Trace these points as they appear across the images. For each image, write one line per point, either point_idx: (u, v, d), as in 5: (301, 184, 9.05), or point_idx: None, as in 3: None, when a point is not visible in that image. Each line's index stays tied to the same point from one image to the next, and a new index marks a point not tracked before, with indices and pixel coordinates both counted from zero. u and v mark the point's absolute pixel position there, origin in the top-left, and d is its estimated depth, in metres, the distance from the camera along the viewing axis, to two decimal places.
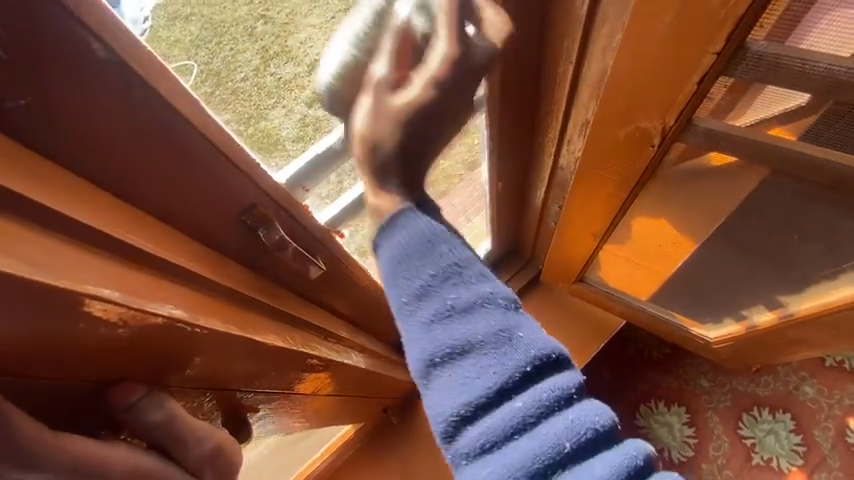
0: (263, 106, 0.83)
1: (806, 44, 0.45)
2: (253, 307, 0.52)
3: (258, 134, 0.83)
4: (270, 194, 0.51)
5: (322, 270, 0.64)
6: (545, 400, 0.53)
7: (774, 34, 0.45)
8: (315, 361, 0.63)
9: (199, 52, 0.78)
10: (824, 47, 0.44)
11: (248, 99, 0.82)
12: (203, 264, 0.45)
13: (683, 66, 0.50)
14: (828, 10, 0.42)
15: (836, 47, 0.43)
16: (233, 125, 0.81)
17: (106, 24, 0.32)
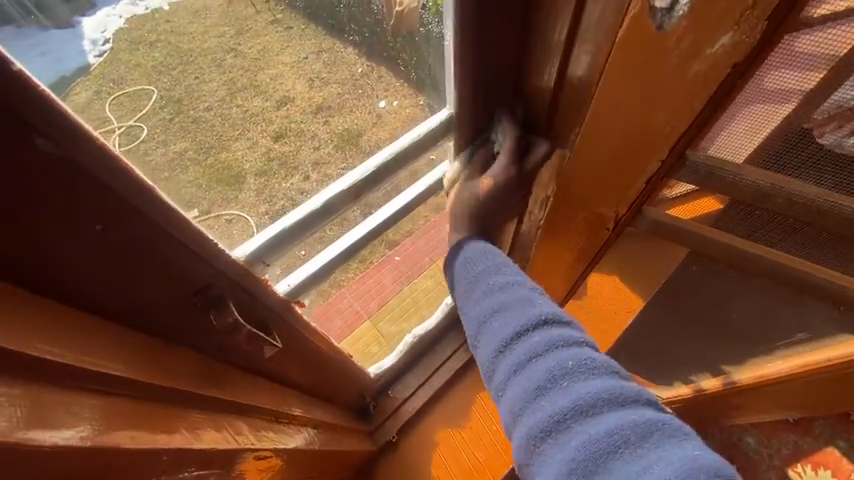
0: (224, 136, 0.68)
1: (714, 148, 0.52)
2: (195, 399, 0.46)
3: (218, 166, 0.67)
4: (226, 273, 0.48)
5: (277, 347, 0.60)
6: (592, 389, 0.48)
7: (702, 146, 0.52)
8: (262, 451, 0.57)
9: (162, 78, 0.60)
10: (725, 153, 0.52)
11: (212, 129, 0.66)
12: (140, 361, 0.39)
13: (634, 169, 0.54)
14: (726, 125, 0.49)
15: (733, 153, 0.51)
16: (189, 157, 0.63)
17: (54, 120, 0.29)
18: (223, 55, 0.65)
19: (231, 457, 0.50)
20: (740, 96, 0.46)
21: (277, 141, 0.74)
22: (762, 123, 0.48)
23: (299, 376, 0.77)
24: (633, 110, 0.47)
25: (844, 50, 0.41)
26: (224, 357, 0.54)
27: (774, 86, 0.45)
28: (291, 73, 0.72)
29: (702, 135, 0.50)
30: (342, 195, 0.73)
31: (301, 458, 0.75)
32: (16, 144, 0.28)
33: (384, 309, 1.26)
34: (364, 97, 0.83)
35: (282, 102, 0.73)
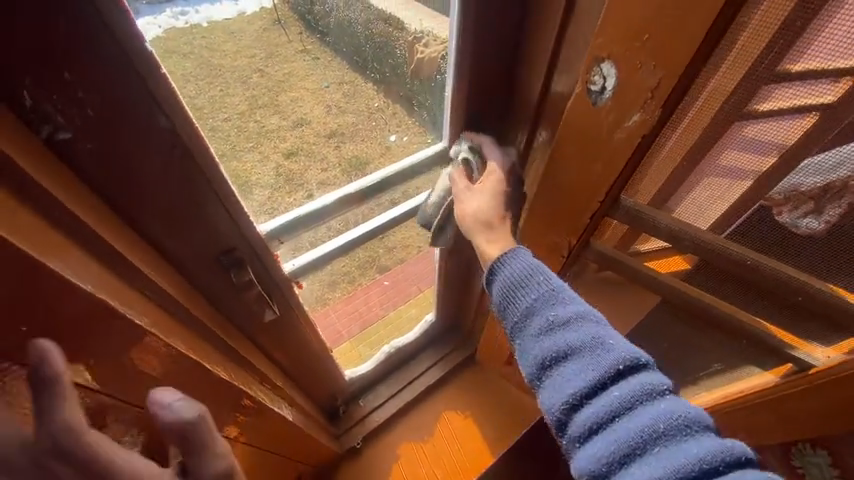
0: (237, 147, 0.75)
1: (678, 210, 0.66)
2: (206, 336, 0.56)
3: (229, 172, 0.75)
4: (251, 242, 0.59)
5: (275, 315, 0.70)
6: (661, 423, 0.52)
7: (653, 199, 0.68)
8: (248, 403, 0.65)
9: (187, 86, 0.61)
10: (690, 216, 0.66)
11: (227, 138, 0.72)
12: (176, 291, 0.50)
13: (579, 204, 0.69)
14: (689, 189, 0.64)
15: (696, 218, 0.65)
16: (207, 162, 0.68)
17: (178, 109, 0.41)
18: (248, 73, 0.73)
19: (229, 395, 0.59)
20: (702, 164, 0.61)
21: (286, 157, 0.86)
22: (721, 196, 0.62)
23: (285, 355, 0.87)
24: (581, 157, 0.62)
25: (791, 141, 0.52)
26: (230, 315, 0.65)
27: (729, 163, 0.59)
28: (309, 98, 0.85)
29: (672, 191, 0.66)
30: (350, 194, 0.89)
31: (277, 431, 0.82)
32: (146, 120, 0.40)
33: (365, 333, 1.47)
34: (373, 131, 1.02)
35: (298, 122, 0.85)
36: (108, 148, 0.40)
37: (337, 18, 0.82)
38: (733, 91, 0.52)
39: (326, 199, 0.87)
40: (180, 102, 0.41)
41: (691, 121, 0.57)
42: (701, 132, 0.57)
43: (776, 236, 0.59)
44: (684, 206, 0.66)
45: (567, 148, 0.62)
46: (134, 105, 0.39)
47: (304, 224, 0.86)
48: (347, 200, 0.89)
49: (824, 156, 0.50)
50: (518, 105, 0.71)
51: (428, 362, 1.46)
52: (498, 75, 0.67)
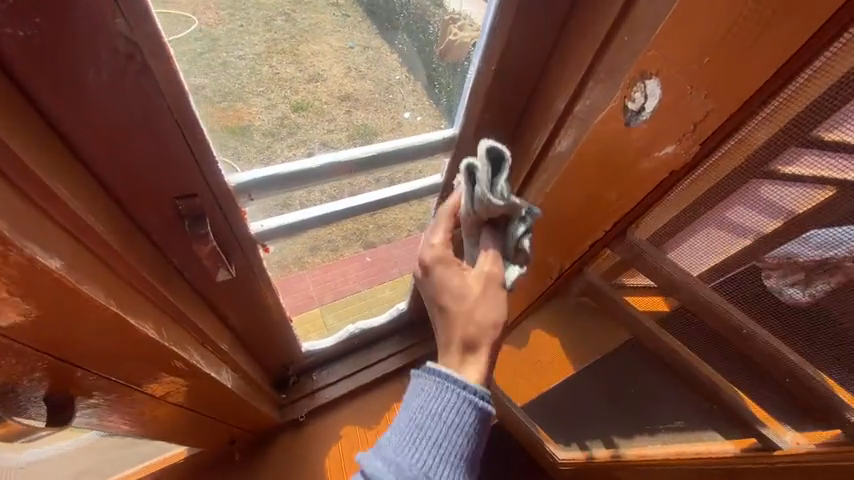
0: (245, 89, 0.61)
1: (674, 254, 0.62)
2: (143, 288, 0.49)
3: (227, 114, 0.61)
4: (215, 192, 0.52)
5: (230, 276, 0.63)
6: None
7: (652, 236, 0.62)
8: (181, 366, 0.59)
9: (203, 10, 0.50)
10: (683, 263, 0.62)
11: (235, 78, 0.59)
12: (111, 233, 0.43)
13: (583, 230, 0.64)
14: (688, 237, 0.59)
15: (692, 265, 0.61)
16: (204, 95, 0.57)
17: (139, 15, 0.34)
18: (274, 15, 0.57)
19: (159, 352, 0.52)
20: (707, 215, 0.55)
21: (295, 111, 0.67)
22: (719, 249, 0.57)
23: (238, 315, 0.80)
24: (596, 182, 0.56)
25: (801, 212, 0.47)
26: (179, 267, 0.58)
27: (732, 220, 0.54)
28: (329, 57, 0.65)
29: (669, 235, 0.60)
30: (339, 166, 0.74)
31: (212, 393, 0.76)
32: (98, 19, 0.33)
33: (335, 303, 1.23)
34: (389, 105, 0.74)
35: (312, 79, 0.65)
36: (43, 44, 0.32)
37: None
38: (761, 146, 0.46)
39: (326, 158, 0.73)
40: (143, 6, 0.34)
41: (713, 167, 0.50)
42: (716, 181, 0.51)
43: (774, 311, 0.56)
44: (678, 252, 0.61)
45: (585, 169, 0.56)
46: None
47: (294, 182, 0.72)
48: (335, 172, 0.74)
49: (824, 232, 0.47)
50: (539, 106, 0.64)
51: (390, 350, 1.43)
52: (528, 70, 0.60)
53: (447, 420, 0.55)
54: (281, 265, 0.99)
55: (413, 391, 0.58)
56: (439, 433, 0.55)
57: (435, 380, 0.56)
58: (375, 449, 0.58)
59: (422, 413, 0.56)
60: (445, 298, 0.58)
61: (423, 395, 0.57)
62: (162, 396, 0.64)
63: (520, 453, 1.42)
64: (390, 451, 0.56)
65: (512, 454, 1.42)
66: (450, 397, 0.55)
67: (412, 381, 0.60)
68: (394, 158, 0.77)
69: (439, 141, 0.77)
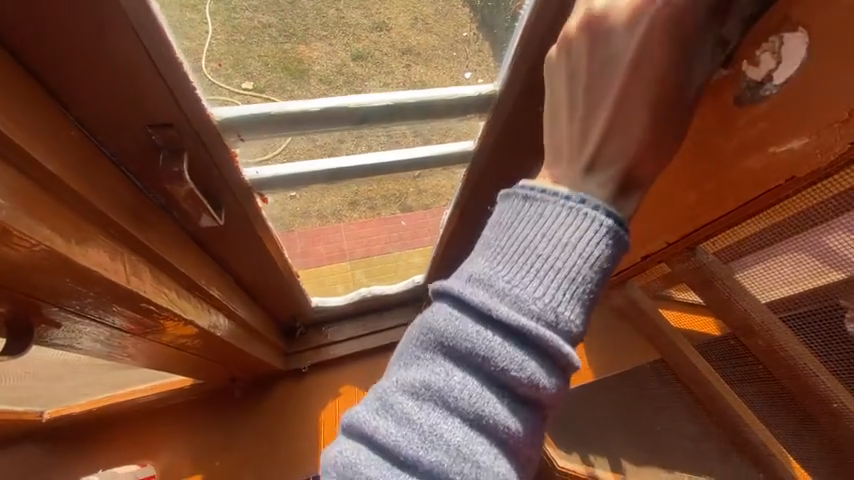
0: (310, 30, 0.49)
1: (742, 274, 0.47)
2: (106, 224, 0.44)
3: (281, 55, 0.50)
4: (194, 124, 0.45)
5: (217, 224, 0.57)
6: None
7: (721, 252, 0.47)
8: (158, 310, 0.55)
9: None
10: (751, 284, 0.47)
11: (299, 16, 0.47)
12: (61, 160, 0.37)
13: (640, 232, 0.52)
14: (764, 258, 0.44)
15: (758, 289, 0.46)
16: (263, 30, 0.47)
17: None
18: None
19: (128, 299, 0.49)
20: (807, 231, 0.39)
21: (356, 62, 0.53)
22: (801, 277, 0.41)
23: (235, 263, 0.75)
24: (672, 183, 0.43)
25: None
26: (163, 204, 0.53)
27: (837, 245, 0.37)
28: (397, 5, 0.50)
29: (746, 248, 0.45)
30: (338, 113, 0.54)
31: (202, 337, 0.74)
32: None
33: (366, 260, 1.19)
34: (447, 60, 0.55)
35: (375, 27, 0.51)
36: None
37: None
38: None
39: (348, 99, 0.54)
40: None
41: (841, 175, 0.33)
42: (828, 194, 0.35)
43: None
44: (751, 270, 0.46)
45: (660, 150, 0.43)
46: None
47: (306, 125, 0.53)
48: (333, 119, 0.54)
49: None
50: None
51: (402, 319, 1.35)
52: None
53: (578, 252, 0.35)
54: (319, 215, 0.93)
55: (510, 223, 0.36)
56: (569, 263, 0.35)
57: (556, 209, 0.35)
58: (422, 320, 0.37)
59: (537, 238, 0.35)
60: (597, 87, 0.35)
61: (529, 218, 0.36)
62: (140, 333, 0.61)
63: None
64: (463, 325, 0.35)
65: None
66: (577, 221, 0.35)
67: (504, 207, 0.37)
68: (410, 117, 0.57)
69: (472, 99, 0.57)
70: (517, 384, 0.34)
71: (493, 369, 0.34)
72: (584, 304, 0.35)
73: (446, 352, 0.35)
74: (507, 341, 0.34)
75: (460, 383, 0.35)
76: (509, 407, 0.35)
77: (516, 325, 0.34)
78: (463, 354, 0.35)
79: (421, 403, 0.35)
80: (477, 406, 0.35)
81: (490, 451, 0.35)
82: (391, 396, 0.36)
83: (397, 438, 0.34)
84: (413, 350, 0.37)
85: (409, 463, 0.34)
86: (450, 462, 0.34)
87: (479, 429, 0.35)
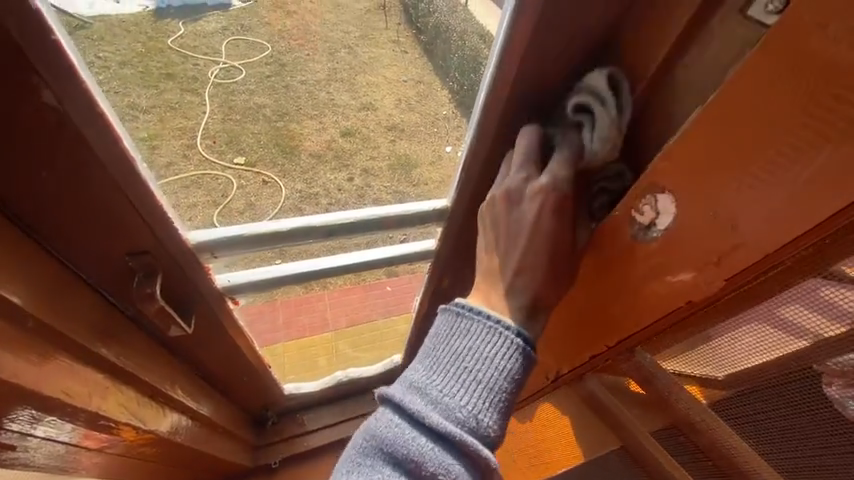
0: (301, 114, 0.83)
1: (683, 359, 0.47)
2: (74, 348, 0.46)
3: (281, 133, 0.83)
4: (171, 251, 0.49)
5: (185, 332, 0.59)
6: None
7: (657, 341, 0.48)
8: (118, 424, 0.55)
9: (281, 43, 0.69)
10: (694, 365, 0.47)
11: (295, 101, 0.81)
12: (45, 301, 0.40)
13: (587, 341, 0.54)
14: (698, 343, 0.45)
15: (703, 370, 0.46)
16: (267, 110, 0.79)
17: (75, 91, 0.33)
18: (338, 48, 0.74)
19: (87, 418, 0.49)
20: (739, 315, 0.39)
21: (342, 137, 0.89)
22: (738, 359, 0.42)
23: (205, 362, 0.75)
24: (608, 288, 0.46)
25: (835, 335, 0.34)
26: (134, 316, 0.56)
27: (761, 329, 0.39)
28: (382, 90, 0.84)
29: (679, 336, 0.45)
30: (309, 230, 0.59)
31: (161, 444, 0.71)
32: (28, 96, 0.32)
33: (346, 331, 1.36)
34: (432, 137, 0.80)
35: (363, 108, 0.86)
36: None
37: (440, 18, 0.69)
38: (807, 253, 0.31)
39: (317, 217, 0.60)
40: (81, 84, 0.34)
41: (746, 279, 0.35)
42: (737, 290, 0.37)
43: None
44: (690, 355, 0.46)
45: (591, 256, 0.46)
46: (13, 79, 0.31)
47: (279, 241, 0.59)
48: (303, 236, 0.60)
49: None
50: None
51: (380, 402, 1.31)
52: None
53: (494, 365, 0.44)
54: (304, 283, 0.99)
55: (445, 336, 0.46)
56: (486, 376, 0.44)
57: (479, 327, 0.45)
58: (369, 424, 0.45)
59: (465, 354, 0.44)
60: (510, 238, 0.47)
61: (458, 335, 0.45)
62: (98, 447, 0.59)
63: None
64: (403, 428, 0.43)
65: None
66: (493, 337, 0.45)
67: (442, 317, 0.47)
68: (373, 229, 0.63)
69: (429, 212, 0.63)
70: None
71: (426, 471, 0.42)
72: (501, 410, 0.44)
73: (382, 455, 0.43)
74: (436, 446, 0.42)
75: None
76: None
77: (444, 432, 0.42)
78: (400, 459, 0.43)
79: None
80: None
81: None
82: None
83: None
84: (357, 446, 0.45)
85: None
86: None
87: None
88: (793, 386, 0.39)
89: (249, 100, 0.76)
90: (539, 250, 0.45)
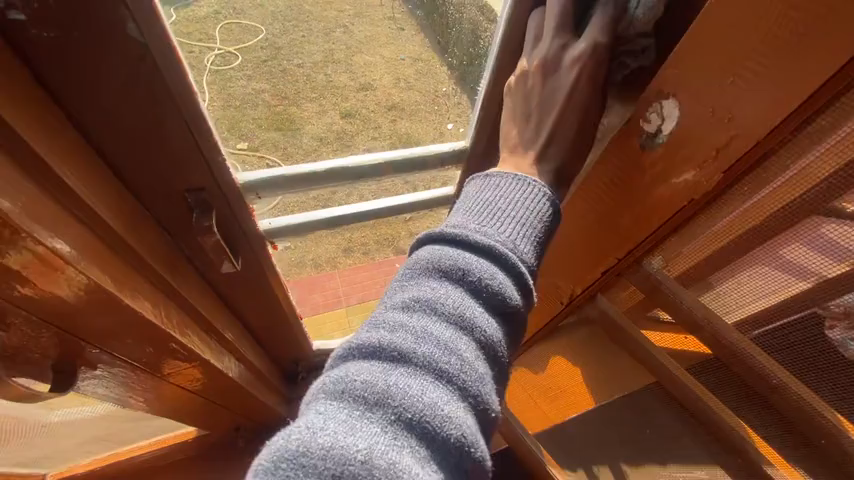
0: (300, 94, 0.85)
1: (707, 297, 0.53)
2: (144, 271, 0.52)
3: (278, 114, 0.81)
4: (223, 188, 0.55)
5: (234, 269, 0.65)
6: None
7: (679, 273, 0.55)
8: (181, 350, 0.62)
9: (275, 24, 0.75)
10: (716, 306, 0.52)
11: (293, 82, 0.84)
12: (120, 222, 0.48)
13: (596, 254, 0.60)
14: (720, 281, 0.51)
15: (722, 309, 0.52)
16: (266, 96, 0.78)
17: (155, 25, 0.38)
18: (335, 29, 0.87)
19: (158, 337, 0.55)
20: (748, 258, 0.47)
21: (342, 117, 0.93)
22: (752, 297, 0.48)
23: (246, 308, 0.82)
24: (616, 198, 0.52)
25: (832, 275, 0.40)
26: (189, 256, 0.62)
27: (776, 267, 0.45)
28: (378, 70, 0.99)
29: (702, 272, 0.52)
30: (343, 171, 0.65)
31: (213, 380, 0.78)
32: (114, 28, 0.37)
33: (362, 306, 1.31)
34: (433, 115, 0.89)
35: (362, 88, 0.98)
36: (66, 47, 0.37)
37: None
38: (818, 183, 0.38)
39: (349, 160, 0.65)
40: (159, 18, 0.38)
41: (763, 197, 0.42)
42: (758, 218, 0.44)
43: (838, 382, 0.43)
44: (713, 294, 0.52)
45: (601, 183, 0.53)
46: (103, 10, 0.36)
47: (315, 182, 0.64)
48: (337, 176, 0.65)
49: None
50: None
51: None
52: None
53: (528, 208, 0.45)
54: (313, 263, 1.08)
55: (477, 192, 0.46)
56: (521, 211, 0.45)
57: (509, 180, 0.47)
58: (407, 269, 0.42)
59: (499, 199, 0.45)
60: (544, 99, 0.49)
61: (489, 187, 0.47)
62: (163, 376, 0.67)
63: None
64: (447, 251, 0.42)
65: None
66: (523, 188, 0.46)
67: (468, 185, 0.48)
68: (397, 170, 0.68)
69: (448, 153, 0.68)
70: (493, 293, 0.40)
71: (474, 280, 0.40)
72: (535, 250, 0.45)
73: (433, 274, 0.41)
74: (482, 257, 0.41)
75: (446, 293, 0.39)
76: (487, 316, 0.40)
77: (487, 249, 0.42)
78: (448, 269, 0.40)
79: (409, 314, 0.38)
80: (463, 312, 0.39)
81: (473, 349, 0.38)
82: (376, 317, 0.39)
83: (392, 339, 0.36)
84: (399, 282, 0.42)
85: (403, 361, 0.35)
86: (439, 357, 0.36)
87: (465, 331, 0.38)
88: (788, 329, 0.45)
89: (248, 87, 0.73)
90: (577, 109, 0.48)
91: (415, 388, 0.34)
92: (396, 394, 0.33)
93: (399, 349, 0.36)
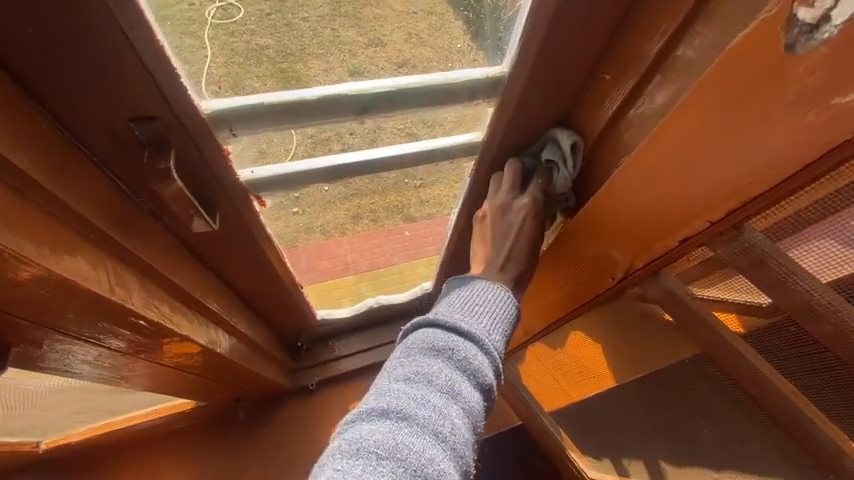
0: (307, 46, 0.46)
1: (798, 253, 0.40)
2: (87, 230, 0.40)
3: (273, 65, 0.46)
4: (182, 119, 0.42)
5: (211, 228, 0.54)
6: None
7: (774, 230, 0.41)
8: (150, 328, 0.51)
9: None
10: (810, 262, 0.40)
11: (296, 33, 0.44)
12: (41, 167, 0.35)
13: (674, 219, 0.46)
14: (832, 234, 0.38)
15: (819, 269, 0.39)
16: (253, 43, 0.43)
17: None
18: None
19: (117, 314, 0.45)
20: None
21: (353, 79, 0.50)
22: None
23: (235, 275, 0.71)
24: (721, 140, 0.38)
25: None
26: (153, 210, 0.50)
27: None
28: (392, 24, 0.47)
29: (803, 223, 0.39)
30: (341, 102, 0.49)
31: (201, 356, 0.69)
32: None
33: (371, 273, 1.13)
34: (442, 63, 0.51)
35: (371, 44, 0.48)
36: None
37: None
38: None
39: (350, 87, 0.49)
40: None
41: None
42: None
43: None
44: (813, 250, 0.39)
45: (691, 123, 0.39)
46: None
47: (304, 117, 0.49)
48: (331, 109, 0.50)
49: None
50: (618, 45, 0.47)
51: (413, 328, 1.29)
52: None
53: (497, 308, 0.59)
54: (322, 229, 0.87)
55: (459, 292, 0.60)
56: (491, 309, 0.58)
57: (482, 284, 0.61)
58: (407, 349, 0.53)
59: (477, 300, 0.58)
60: (501, 233, 0.64)
61: (468, 288, 0.60)
62: (137, 355, 0.57)
63: (542, 458, 1.30)
64: (439, 333, 0.53)
65: (530, 456, 1.30)
66: (493, 295, 0.60)
67: (450, 286, 0.62)
68: (412, 105, 0.53)
69: (478, 82, 0.53)
70: (475, 372, 0.51)
71: (461, 358, 0.51)
72: (504, 338, 0.57)
73: (428, 353, 0.51)
74: (466, 341, 0.53)
75: (440, 370, 0.50)
76: (471, 389, 0.50)
77: (469, 336, 0.53)
78: (440, 348, 0.51)
79: (411, 384, 0.48)
80: (453, 386, 0.49)
81: (460, 415, 0.47)
82: (382, 386, 0.49)
83: (397, 404, 0.46)
84: (401, 358, 0.51)
85: (408, 421, 0.44)
86: (435, 420, 0.45)
87: (454, 401, 0.48)
88: None
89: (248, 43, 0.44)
90: (526, 240, 0.64)
91: (418, 445, 0.43)
92: (404, 449, 0.42)
93: (403, 413, 0.45)
